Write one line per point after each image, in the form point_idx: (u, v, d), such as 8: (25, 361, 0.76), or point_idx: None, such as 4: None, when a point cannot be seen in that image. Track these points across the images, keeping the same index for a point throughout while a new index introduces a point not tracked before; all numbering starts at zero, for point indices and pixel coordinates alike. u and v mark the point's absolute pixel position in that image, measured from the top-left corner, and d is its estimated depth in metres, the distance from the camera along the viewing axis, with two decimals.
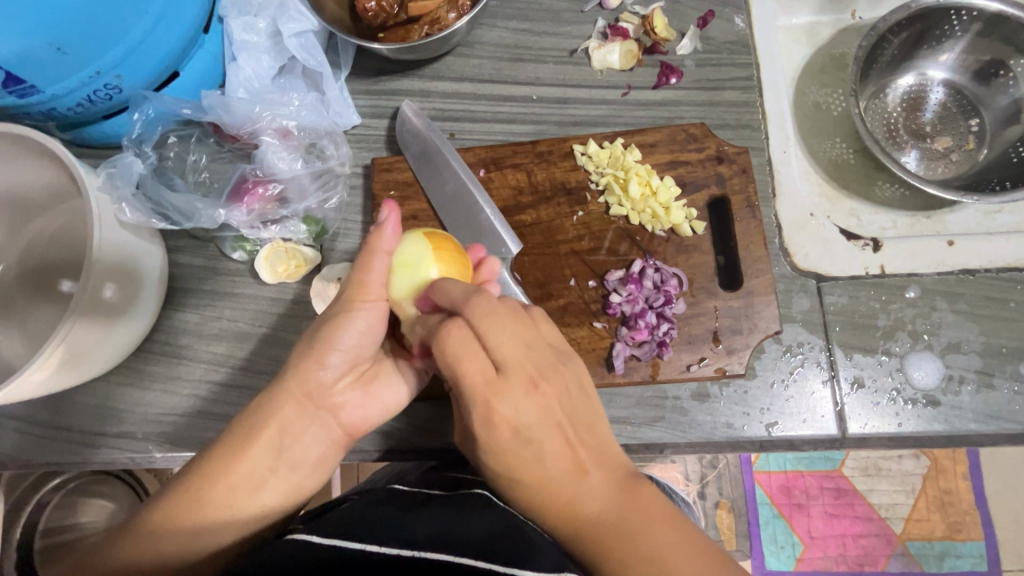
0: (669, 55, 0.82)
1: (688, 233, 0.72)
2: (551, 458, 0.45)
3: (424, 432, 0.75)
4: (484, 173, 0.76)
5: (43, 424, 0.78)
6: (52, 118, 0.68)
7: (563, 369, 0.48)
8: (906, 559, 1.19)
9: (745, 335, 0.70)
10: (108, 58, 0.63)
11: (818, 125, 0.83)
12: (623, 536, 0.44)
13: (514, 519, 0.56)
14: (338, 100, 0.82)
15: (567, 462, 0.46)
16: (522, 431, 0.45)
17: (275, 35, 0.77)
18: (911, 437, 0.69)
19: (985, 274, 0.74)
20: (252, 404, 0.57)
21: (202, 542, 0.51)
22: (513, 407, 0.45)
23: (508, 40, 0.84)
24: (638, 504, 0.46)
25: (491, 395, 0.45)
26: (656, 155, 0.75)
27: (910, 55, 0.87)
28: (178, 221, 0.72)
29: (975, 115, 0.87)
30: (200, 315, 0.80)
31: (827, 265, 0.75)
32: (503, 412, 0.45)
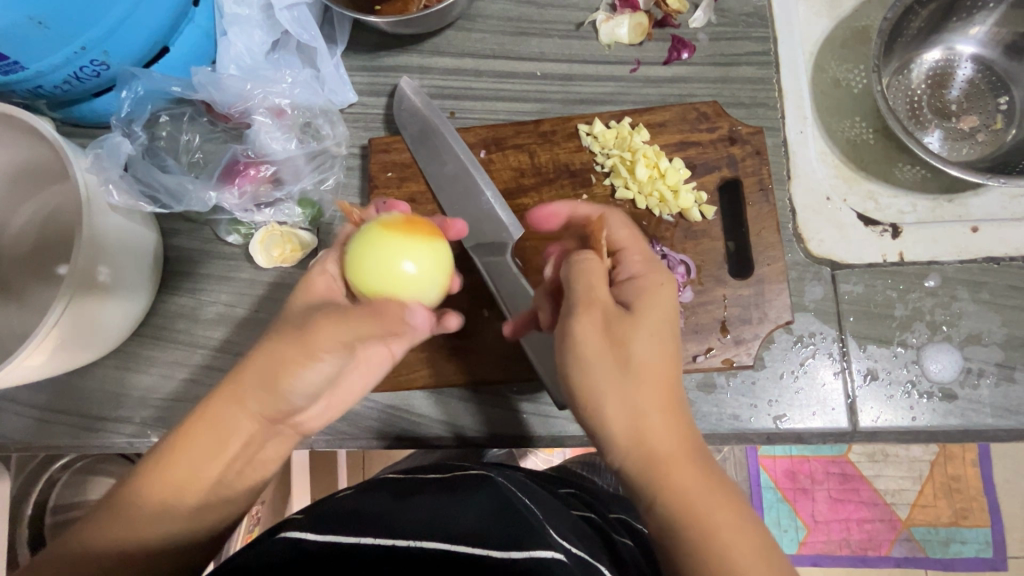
0: (681, 28, 0.78)
1: (697, 218, 0.69)
2: (651, 422, 0.45)
3: (424, 421, 0.74)
4: (485, 154, 0.73)
5: (43, 407, 0.77)
6: (39, 96, 0.66)
7: (658, 322, 0.50)
8: (910, 544, 1.18)
9: (755, 325, 0.67)
10: (93, 33, 0.60)
11: (838, 102, 0.78)
12: (704, 503, 0.43)
13: (507, 501, 0.56)
14: (333, 77, 0.78)
15: (655, 431, 0.45)
16: (649, 364, 0.47)
17: (267, 8, 0.73)
18: (925, 431, 0.67)
19: (1010, 262, 0.70)
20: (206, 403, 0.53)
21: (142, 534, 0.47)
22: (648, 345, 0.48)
23: (511, 13, 0.80)
24: (704, 479, 0.44)
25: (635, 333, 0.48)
26: (665, 135, 0.72)
27: (938, 27, 0.82)
28: (167, 204, 0.70)
29: (1005, 92, 0.82)
30: (196, 299, 0.79)
31: (841, 251, 0.72)
32: (641, 348, 0.47)
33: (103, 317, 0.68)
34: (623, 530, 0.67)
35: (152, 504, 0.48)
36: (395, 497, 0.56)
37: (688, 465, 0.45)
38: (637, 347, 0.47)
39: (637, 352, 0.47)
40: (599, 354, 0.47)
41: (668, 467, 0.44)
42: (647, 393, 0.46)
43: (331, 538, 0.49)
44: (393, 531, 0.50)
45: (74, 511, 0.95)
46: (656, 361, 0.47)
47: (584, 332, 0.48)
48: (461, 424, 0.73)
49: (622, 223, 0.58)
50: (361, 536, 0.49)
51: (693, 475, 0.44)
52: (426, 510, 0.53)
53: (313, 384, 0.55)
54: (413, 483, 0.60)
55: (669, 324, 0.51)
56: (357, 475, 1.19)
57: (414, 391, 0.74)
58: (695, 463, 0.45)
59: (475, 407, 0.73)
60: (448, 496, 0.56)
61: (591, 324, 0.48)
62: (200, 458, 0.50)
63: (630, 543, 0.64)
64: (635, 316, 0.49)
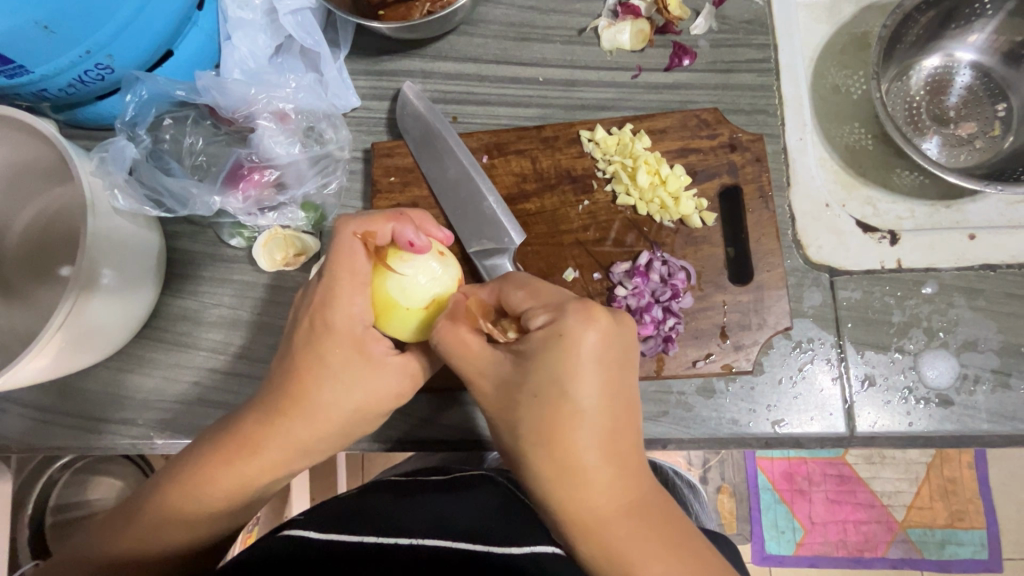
0: (682, 35, 0.78)
1: (697, 224, 0.70)
2: (582, 478, 0.45)
3: (425, 424, 0.74)
4: (487, 159, 0.74)
5: (46, 409, 0.78)
6: (44, 99, 0.66)
7: (570, 386, 0.45)
8: (906, 546, 1.19)
9: (754, 331, 0.68)
10: (98, 37, 0.60)
11: (837, 108, 0.79)
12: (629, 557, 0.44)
13: (507, 502, 0.57)
14: (336, 81, 0.79)
15: (591, 489, 0.45)
16: (580, 419, 0.45)
17: (271, 13, 0.74)
18: (921, 437, 0.67)
19: (1006, 269, 0.71)
20: (229, 425, 0.55)
21: (150, 547, 0.52)
22: (580, 398, 0.45)
23: (513, 18, 0.81)
24: (640, 530, 0.45)
25: (562, 388, 0.45)
26: (666, 141, 0.72)
27: (937, 35, 0.83)
28: (172, 208, 0.71)
29: (1003, 100, 0.83)
30: (199, 302, 0.79)
31: (840, 258, 0.73)
32: (570, 403, 0.45)
33: (107, 320, 0.68)
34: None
35: (160, 517, 0.52)
36: (396, 498, 0.56)
37: (617, 521, 0.45)
38: (549, 415, 0.45)
39: (548, 421, 0.45)
40: (512, 424, 0.47)
41: (596, 520, 0.45)
42: (562, 466, 0.45)
43: (334, 536, 0.50)
44: (394, 530, 0.50)
45: (75, 511, 0.96)
46: (570, 428, 0.45)
47: (496, 404, 0.49)
48: (463, 428, 0.74)
49: (513, 285, 0.53)
50: (363, 534, 0.49)
51: (627, 528, 0.45)
52: (427, 511, 0.54)
53: (319, 412, 0.53)
54: (414, 483, 0.61)
55: (590, 375, 0.45)
56: (357, 476, 1.20)
57: (416, 394, 0.74)
58: (632, 513, 0.45)
59: (477, 411, 0.74)
60: (449, 495, 0.57)
61: (500, 397, 0.48)
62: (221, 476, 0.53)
63: None
64: (541, 382, 0.46)
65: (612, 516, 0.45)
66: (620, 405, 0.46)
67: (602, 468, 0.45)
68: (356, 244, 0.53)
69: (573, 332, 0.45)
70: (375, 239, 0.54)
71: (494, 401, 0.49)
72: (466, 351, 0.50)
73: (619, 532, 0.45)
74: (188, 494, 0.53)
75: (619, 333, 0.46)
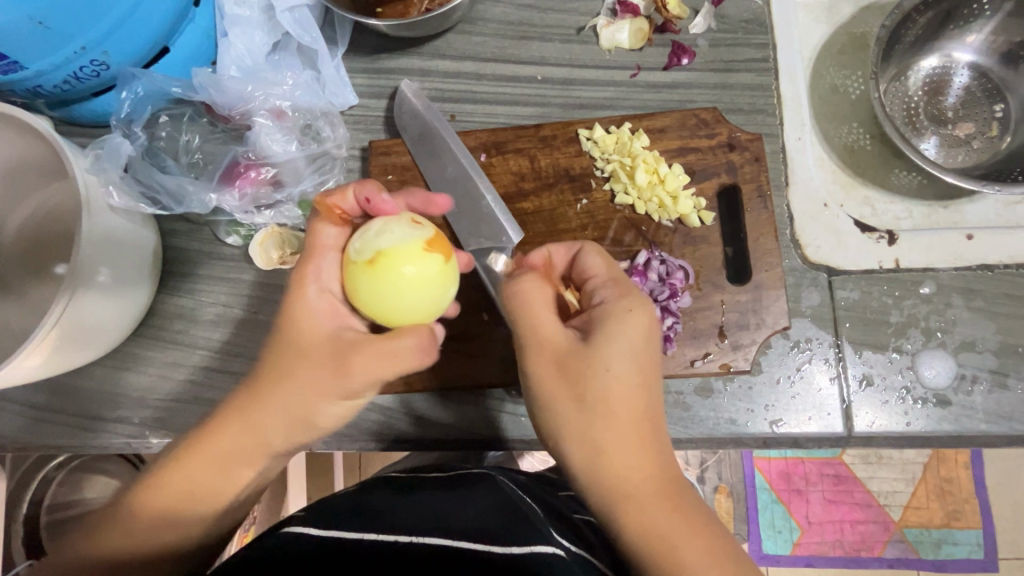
0: (681, 34, 0.78)
1: (695, 224, 0.70)
2: (619, 450, 0.49)
3: (422, 423, 0.74)
4: (485, 157, 0.74)
5: (40, 407, 0.77)
6: (39, 95, 0.65)
7: (613, 362, 0.50)
8: (902, 546, 1.19)
9: (752, 331, 0.68)
10: (93, 33, 0.59)
11: (835, 108, 0.79)
12: (660, 532, 0.47)
13: (508, 500, 0.57)
14: (333, 79, 0.78)
15: (625, 461, 0.48)
16: (616, 394, 0.49)
17: (268, 10, 0.73)
18: (919, 437, 0.67)
19: (1004, 270, 0.71)
20: (221, 420, 0.55)
21: (151, 545, 0.51)
22: (621, 374, 0.50)
23: (512, 17, 0.80)
24: (670, 508, 0.48)
25: (605, 365, 0.50)
26: (665, 141, 0.72)
27: (936, 35, 0.83)
28: (168, 206, 0.70)
29: (1000, 100, 0.83)
30: (195, 300, 0.78)
31: (839, 258, 0.73)
32: (613, 378, 0.50)
33: (102, 318, 0.68)
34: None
35: (156, 514, 0.52)
36: (397, 496, 0.56)
37: (649, 496, 0.48)
38: (594, 386, 0.50)
39: (593, 391, 0.50)
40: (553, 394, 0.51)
41: (630, 492, 0.48)
42: (600, 431, 0.49)
43: (334, 533, 0.49)
44: (395, 528, 0.50)
45: (69, 510, 0.95)
46: (611, 400, 0.49)
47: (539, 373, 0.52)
48: (460, 428, 0.73)
49: (595, 250, 0.59)
50: (364, 532, 0.49)
51: (657, 506, 0.48)
52: (428, 509, 0.54)
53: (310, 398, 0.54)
54: (414, 480, 0.61)
55: (629, 355, 0.51)
56: (354, 476, 1.19)
57: (413, 393, 0.74)
58: (661, 491, 0.48)
59: (474, 411, 0.74)
60: (449, 494, 0.57)
61: (546, 366, 0.51)
62: (201, 469, 0.53)
63: None
64: (591, 354, 0.50)
65: (643, 489, 0.48)
66: (653, 388, 0.51)
67: (635, 445, 0.49)
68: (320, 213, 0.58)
69: (620, 316, 0.52)
70: (339, 207, 0.58)
71: (540, 367, 0.52)
72: (541, 309, 0.53)
73: (648, 506, 0.47)
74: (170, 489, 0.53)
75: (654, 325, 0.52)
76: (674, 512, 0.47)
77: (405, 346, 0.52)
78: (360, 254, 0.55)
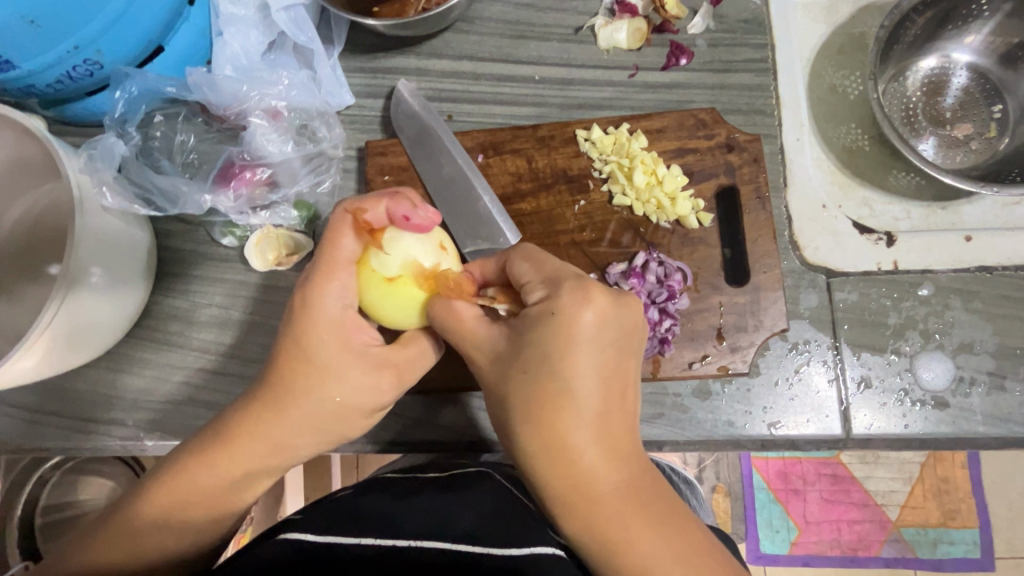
0: (680, 34, 0.78)
1: (693, 225, 0.69)
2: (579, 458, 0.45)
3: (419, 425, 0.73)
4: (482, 158, 0.73)
5: (33, 409, 0.77)
6: (32, 94, 0.65)
7: (566, 360, 0.46)
8: (900, 545, 1.19)
9: (750, 333, 0.67)
10: (86, 32, 0.59)
11: (834, 108, 0.79)
12: (615, 533, 0.45)
13: (505, 497, 0.57)
14: (330, 79, 0.78)
15: (585, 465, 0.45)
16: (570, 398, 0.45)
17: (264, 8, 0.72)
18: (917, 439, 0.67)
19: (1002, 272, 0.71)
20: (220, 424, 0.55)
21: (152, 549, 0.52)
22: (579, 374, 0.45)
23: (509, 16, 0.80)
24: (633, 507, 0.46)
25: (557, 365, 0.46)
26: (663, 141, 0.72)
27: (934, 35, 0.83)
28: (163, 208, 0.70)
29: (999, 101, 0.83)
30: (190, 301, 0.78)
31: (837, 259, 0.72)
32: (568, 378, 0.45)
33: (97, 316, 0.67)
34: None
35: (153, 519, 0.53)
36: (395, 497, 0.56)
37: (609, 502, 0.46)
38: (544, 387, 0.46)
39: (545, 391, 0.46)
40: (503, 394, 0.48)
41: (591, 497, 0.45)
42: (556, 437, 0.45)
43: (332, 539, 0.49)
44: (393, 532, 0.50)
45: (64, 511, 0.95)
46: (562, 400, 0.45)
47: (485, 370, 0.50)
48: (457, 430, 0.73)
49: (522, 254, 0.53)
50: (363, 536, 0.49)
51: (620, 507, 0.46)
52: (427, 510, 0.53)
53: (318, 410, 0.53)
54: (410, 479, 0.60)
55: (588, 353, 0.46)
56: (351, 477, 1.19)
57: (410, 395, 0.74)
58: (628, 495, 0.46)
59: (472, 412, 0.73)
60: (445, 493, 0.56)
61: (492, 365, 0.49)
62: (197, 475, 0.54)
63: None
64: (539, 352, 0.46)
65: (604, 494, 0.46)
66: (616, 380, 0.47)
67: (597, 446, 0.46)
68: (347, 221, 0.53)
69: (571, 309, 0.46)
70: (366, 216, 0.54)
71: (485, 366, 0.50)
72: (463, 322, 0.51)
73: (608, 505, 0.45)
74: (168, 500, 0.53)
75: (616, 315, 0.47)
76: (633, 510, 0.46)
77: (413, 355, 0.56)
78: (383, 265, 0.54)
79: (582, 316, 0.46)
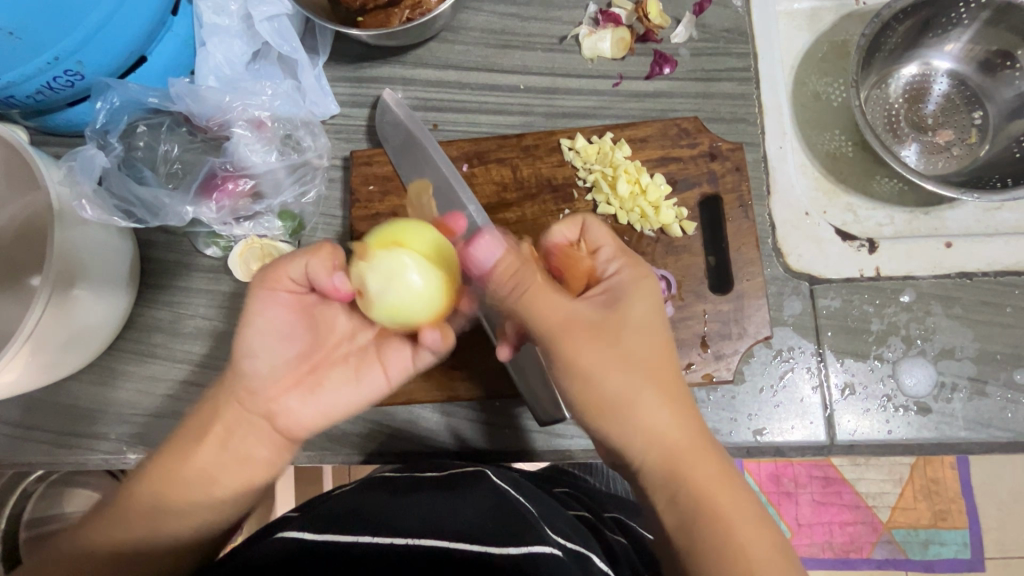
0: (663, 44, 0.78)
1: (677, 233, 0.70)
2: (664, 416, 0.49)
3: (405, 434, 0.73)
4: (467, 167, 0.73)
5: (15, 423, 0.76)
6: (12, 105, 0.64)
7: (649, 327, 0.51)
8: (891, 546, 1.20)
9: (734, 340, 0.68)
10: (66, 43, 0.58)
11: (816, 116, 0.80)
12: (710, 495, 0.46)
13: (504, 498, 0.56)
14: (315, 89, 0.78)
15: (670, 422, 0.49)
16: (649, 359, 0.50)
17: (248, 18, 0.72)
18: (901, 444, 0.68)
19: (983, 277, 0.72)
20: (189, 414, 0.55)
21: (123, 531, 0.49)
22: (648, 338, 0.51)
23: (494, 26, 0.80)
24: (709, 460, 0.48)
25: (635, 329, 0.50)
26: (646, 150, 0.72)
27: (915, 43, 0.84)
28: (144, 220, 0.69)
29: (979, 107, 0.84)
30: (174, 312, 0.77)
31: (820, 266, 0.73)
32: (647, 340, 0.50)
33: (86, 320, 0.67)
34: (617, 529, 0.67)
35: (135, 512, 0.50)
36: (393, 496, 0.55)
37: (694, 451, 0.48)
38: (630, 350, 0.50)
39: (630, 355, 0.49)
40: (589, 376, 0.49)
41: (681, 454, 0.48)
42: (646, 399, 0.49)
43: (332, 535, 0.48)
44: (391, 530, 0.49)
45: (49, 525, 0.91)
46: (640, 363, 0.49)
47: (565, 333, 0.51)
48: (443, 441, 0.73)
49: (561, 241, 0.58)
50: (360, 534, 0.48)
51: (702, 460, 0.48)
52: (424, 510, 0.53)
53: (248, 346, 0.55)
54: (410, 481, 0.59)
55: (657, 322, 0.52)
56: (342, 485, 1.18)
57: (397, 407, 0.73)
58: (703, 448, 0.49)
59: (458, 423, 0.73)
60: (445, 495, 0.56)
61: (576, 340, 0.49)
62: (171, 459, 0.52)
63: (623, 541, 0.63)
64: (624, 321, 0.51)
65: (687, 445, 0.48)
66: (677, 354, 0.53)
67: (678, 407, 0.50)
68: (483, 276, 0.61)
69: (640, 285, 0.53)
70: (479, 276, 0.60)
71: (566, 339, 0.50)
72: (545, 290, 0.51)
73: (698, 459, 0.48)
74: (169, 478, 0.52)
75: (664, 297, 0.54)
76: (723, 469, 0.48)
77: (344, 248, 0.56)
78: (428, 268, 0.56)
79: (650, 294, 0.53)
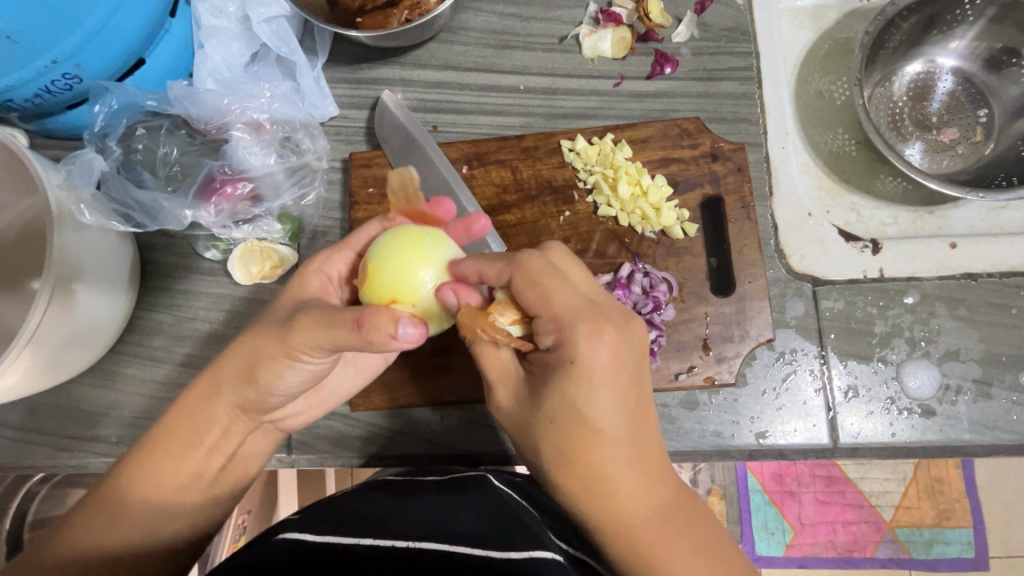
0: (664, 43, 0.78)
1: (678, 235, 0.69)
2: (624, 487, 0.46)
3: (405, 438, 0.73)
4: (467, 170, 0.73)
5: (16, 426, 0.76)
6: (11, 109, 0.64)
7: (598, 399, 0.46)
8: (895, 546, 1.19)
9: (736, 343, 0.67)
10: (64, 46, 0.58)
11: (819, 114, 0.79)
12: (655, 553, 0.45)
13: (505, 501, 0.56)
14: (313, 90, 0.78)
15: (627, 493, 0.46)
16: (594, 429, 0.46)
17: (245, 20, 0.72)
18: (905, 447, 0.67)
19: (987, 279, 0.71)
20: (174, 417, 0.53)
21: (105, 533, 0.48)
22: (596, 411, 0.46)
23: (494, 26, 0.80)
24: (670, 529, 0.46)
25: (579, 402, 0.46)
26: (647, 151, 0.72)
27: (919, 41, 0.83)
28: (142, 223, 0.68)
29: (984, 105, 0.83)
30: (175, 315, 0.77)
31: (823, 267, 0.72)
32: (589, 418, 0.46)
33: (82, 323, 0.67)
34: None
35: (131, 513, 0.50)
36: (394, 498, 0.55)
37: (650, 522, 0.46)
38: (568, 432, 0.46)
39: (570, 433, 0.46)
40: (548, 438, 0.48)
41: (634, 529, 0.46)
42: (606, 476, 0.46)
43: (331, 539, 0.48)
44: (392, 532, 0.48)
45: None
46: (604, 423, 0.46)
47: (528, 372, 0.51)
48: (443, 444, 0.73)
49: (528, 277, 0.48)
50: (361, 537, 0.48)
51: (657, 531, 0.46)
52: (425, 513, 0.52)
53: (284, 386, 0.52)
54: (411, 483, 0.59)
55: (606, 388, 0.46)
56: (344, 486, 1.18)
57: (396, 410, 0.73)
58: (666, 518, 0.46)
59: (458, 427, 0.73)
60: (446, 497, 0.56)
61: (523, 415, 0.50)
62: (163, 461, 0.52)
63: None
64: (573, 395, 0.46)
65: (643, 516, 0.46)
66: (635, 410, 0.47)
67: (637, 474, 0.46)
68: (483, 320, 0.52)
69: (586, 352, 0.46)
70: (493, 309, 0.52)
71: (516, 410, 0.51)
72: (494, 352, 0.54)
73: (649, 534, 0.46)
74: (160, 481, 0.51)
75: (627, 347, 0.47)
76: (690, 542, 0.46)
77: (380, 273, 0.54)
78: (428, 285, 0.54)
79: (598, 357, 0.46)
